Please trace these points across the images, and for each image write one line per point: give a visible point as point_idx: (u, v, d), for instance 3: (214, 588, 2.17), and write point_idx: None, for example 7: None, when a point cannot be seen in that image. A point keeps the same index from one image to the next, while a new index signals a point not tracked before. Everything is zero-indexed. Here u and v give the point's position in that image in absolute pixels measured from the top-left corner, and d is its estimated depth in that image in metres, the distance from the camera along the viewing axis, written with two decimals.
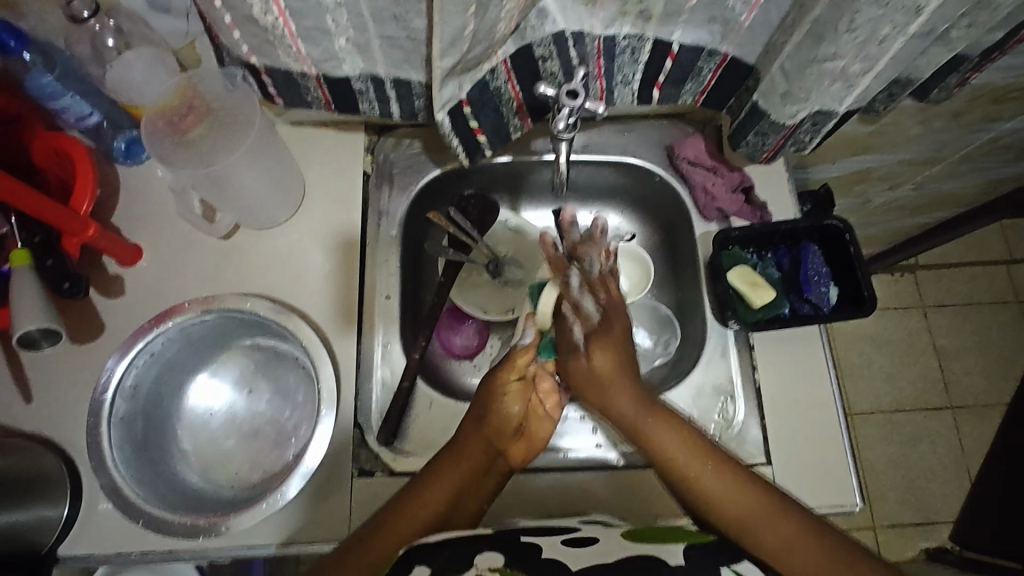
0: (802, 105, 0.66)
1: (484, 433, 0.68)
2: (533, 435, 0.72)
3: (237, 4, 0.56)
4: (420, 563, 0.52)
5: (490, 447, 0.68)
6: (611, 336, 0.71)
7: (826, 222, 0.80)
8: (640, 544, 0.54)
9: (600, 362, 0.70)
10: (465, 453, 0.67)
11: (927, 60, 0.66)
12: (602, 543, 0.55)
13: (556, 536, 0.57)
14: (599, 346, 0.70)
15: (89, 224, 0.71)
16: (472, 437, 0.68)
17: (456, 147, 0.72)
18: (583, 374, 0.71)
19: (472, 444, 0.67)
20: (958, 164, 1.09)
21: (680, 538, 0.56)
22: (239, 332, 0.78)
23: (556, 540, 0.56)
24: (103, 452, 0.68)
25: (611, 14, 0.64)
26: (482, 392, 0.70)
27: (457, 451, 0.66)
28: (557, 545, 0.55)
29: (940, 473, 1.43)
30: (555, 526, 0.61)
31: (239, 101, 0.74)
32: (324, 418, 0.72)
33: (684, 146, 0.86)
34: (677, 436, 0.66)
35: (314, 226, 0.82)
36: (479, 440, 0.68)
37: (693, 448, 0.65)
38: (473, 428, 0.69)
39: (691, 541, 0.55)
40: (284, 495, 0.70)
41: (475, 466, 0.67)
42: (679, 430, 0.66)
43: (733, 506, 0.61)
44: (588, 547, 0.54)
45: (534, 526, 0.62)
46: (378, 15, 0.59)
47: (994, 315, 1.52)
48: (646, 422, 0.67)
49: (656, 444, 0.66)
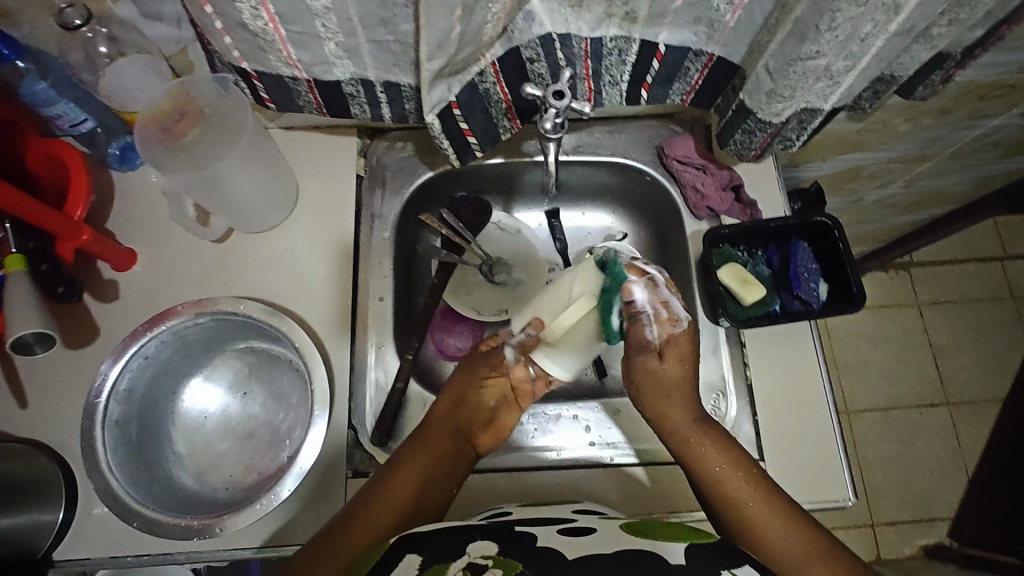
0: (787, 103, 0.67)
1: (451, 417, 0.71)
2: (504, 424, 0.72)
3: (227, 10, 0.57)
4: (416, 557, 0.53)
5: (458, 434, 0.70)
6: (673, 355, 0.70)
7: (815, 219, 0.81)
8: (636, 537, 0.55)
9: (668, 376, 0.70)
10: (434, 440, 0.69)
11: (910, 57, 0.67)
12: (598, 535, 0.55)
13: (551, 526, 0.58)
14: (668, 359, 0.70)
15: (83, 229, 0.72)
16: (442, 424, 0.70)
17: (447, 149, 0.73)
18: (648, 374, 0.70)
19: (444, 427, 0.70)
20: (948, 161, 1.10)
21: (681, 537, 0.56)
22: (233, 335, 0.77)
23: (553, 530, 0.57)
24: (97, 455, 0.66)
25: (597, 16, 0.65)
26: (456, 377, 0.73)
27: (424, 438, 0.69)
28: (552, 535, 0.56)
29: (939, 470, 1.43)
30: (549, 517, 0.62)
31: (231, 106, 0.75)
32: (317, 419, 0.71)
33: (674, 145, 0.87)
34: (741, 471, 0.66)
35: (308, 230, 0.83)
36: (446, 425, 0.70)
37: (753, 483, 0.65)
38: (440, 415, 0.71)
39: (691, 541, 0.55)
40: (278, 495, 0.69)
41: (441, 451, 0.69)
42: (743, 468, 0.66)
43: (768, 527, 0.63)
44: (581, 538, 0.55)
45: (526, 515, 0.63)
46: (367, 19, 0.59)
47: (989, 311, 1.52)
48: (698, 438, 0.68)
49: (698, 455, 0.68)
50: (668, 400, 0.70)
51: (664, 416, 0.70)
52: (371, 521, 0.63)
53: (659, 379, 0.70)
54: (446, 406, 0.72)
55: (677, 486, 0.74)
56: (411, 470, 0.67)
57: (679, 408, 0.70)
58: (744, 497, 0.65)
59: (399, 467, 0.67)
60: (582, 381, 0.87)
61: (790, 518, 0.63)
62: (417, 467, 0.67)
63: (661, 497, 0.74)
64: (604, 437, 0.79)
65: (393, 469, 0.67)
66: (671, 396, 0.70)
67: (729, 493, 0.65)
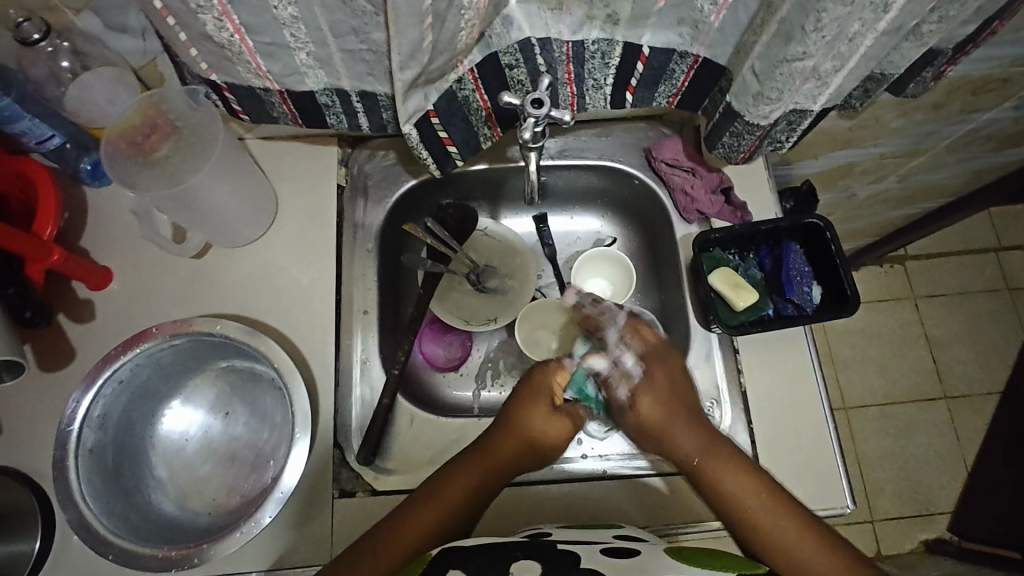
0: (776, 104, 0.65)
1: (518, 438, 0.68)
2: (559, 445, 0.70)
3: (190, 22, 0.55)
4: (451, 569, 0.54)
5: (520, 458, 0.68)
6: (655, 385, 0.70)
7: (807, 220, 0.79)
8: (680, 561, 0.54)
9: (647, 408, 0.69)
10: (496, 453, 0.67)
11: (900, 54, 0.65)
12: (641, 557, 0.55)
13: (592, 547, 0.57)
14: (644, 394, 0.69)
15: (54, 249, 0.69)
16: (508, 443, 0.68)
17: (426, 159, 0.71)
18: (632, 423, 0.71)
19: (509, 450, 0.68)
20: (941, 155, 1.08)
21: (724, 563, 0.55)
22: (213, 355, 0.74)
23: (595, 550, 0.56)
24: (70, 485, 0.63)
25: (578, 19, 0.62)
26: (532, 388, 0.71)
27: (488, 447, 0.68)
28: (595, 554, 0.55)
29: (938, 464, 1.42)
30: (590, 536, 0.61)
31: (204, 119, 0.72)
32: (298, 440, 0.66)
33: (661, 148, 0.85)
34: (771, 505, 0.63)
35: (288, 243, 0.81)
36: (512, 444, 0.68)
37: (800, 522, 0.61)
38: (508, 434, 0.68)
39: (738, 570, 0.54)
40: (259, 522, 0.64)
41: (498, 466, 0.67)
42: (784, 504, 0.63)
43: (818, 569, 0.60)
44: (627, 560, 0.54)
45: (566, 536, 0.62)
46: (338, 29, 0.57)
47: (985, 304, 1.51)
48: (709, 459, 0.66)
49: (709, 472, 0.66)
50: (664, 432, 0.69)
51: (669, 444, 0.68)
52: (410, 530, 0.62)
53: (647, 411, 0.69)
54: (510, 431, 0.68)
55: (669, 502, 0.72)
56: (457, 481, 0.66)
57: (682, 436, 0.68)
58: (780, 534, 0.61)
59: (441, 481, 0.66)
60: None
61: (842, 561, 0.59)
62: (470, 480, 0.66)
63: (658, 512, 0.72)
64: (596, 448, 0.79)
65: (431, 486, 0.66)
66: (664, 427, 0.68)
67: (752, 517, 0.63)
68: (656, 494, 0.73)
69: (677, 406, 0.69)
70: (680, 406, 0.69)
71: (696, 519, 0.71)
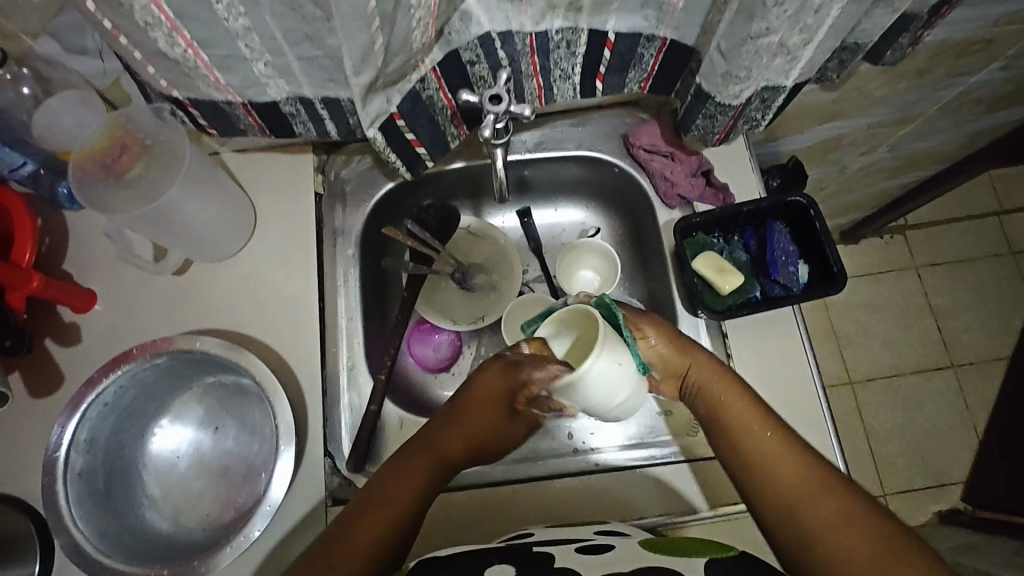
0: (746, 83, 0.64)
1: (466, 429, 0.67)
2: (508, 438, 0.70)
3: (142, 40, 0.54)
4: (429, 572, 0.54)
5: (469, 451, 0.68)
6: (665, 333, 0.67)
7: (789, 199, 0.77)
8: (657, 555, 0.54)
9: (663, 351, 0.67)
10: (440, 446, 0.66)
11: (873, 22, 0.64)
12: (617, 552, 0.55)
13: (568, 546, 0.57)
14: (658, 330, 0.67)
15: (33, 276, 0.70)
16: (454, 436, 0.67)
17: (395, 161, 0.71)
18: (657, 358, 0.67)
19: (455, 442, 0.67)
20: (932, 121, 1.06)
21: (700, 553, 0.55)
22: (198, 371, 0.74)
23: (570, 548, 0.56)
24: (60, 510, 0.63)
25: (539, 9, 0.61)
26: (484, 386, 0.68)
27: (436, 437, 0.66)
28: (570, 553, 0.55)
29: (948, 434, 1.40)
30: (569, 535, 0.61)
31: (173, 135, 0.72)
32: (283, 451, 0.65)
33: (638, 134, 0.84)
34: (783, 447, 0.60)
35: (269, 254, 0.81)
36: (458, 436, 0.67)
37: (801, 459, 0.59)
38: (455, 424, 0.67)
39: (715, 556, 0.54)
40: (249, 536, 0.64)
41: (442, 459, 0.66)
42: (789, 442, 0.60)
43: (816, 506, 0.56)
44: (602, 556, 0.54)
45: (548, 535, 0.62)
46: (291, 36, 0.56)
47: (989, 269, 1.49)
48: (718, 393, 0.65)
49: (720, 411, 0.64)
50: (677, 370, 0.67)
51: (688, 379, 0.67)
52: (368, 521, 0.59)
53: (665, 358, 0.67)
54: (477, 412, 0.68)
55: (657, 492, 0.72)
56: (409, 474, 0.63)
57: (696, 370, 0.66)
58: (794, 484, 0.57)
59: (397, 472, 0.63)
60: None
61: (862, 513, 0.54)
62: (431, 460, 0.65)
63: (649, 503, 0.72)
64: (587, 442, 0.80)
65: (388, 477, 0.63)
66: (676, 365, 0.67)
67: (761, 459, 0.60)
68: (645, 488, 0.73)
69: (699, 349, 0.67)
70: (692, 354, 0.67)
71: (711, 506, 0.71)
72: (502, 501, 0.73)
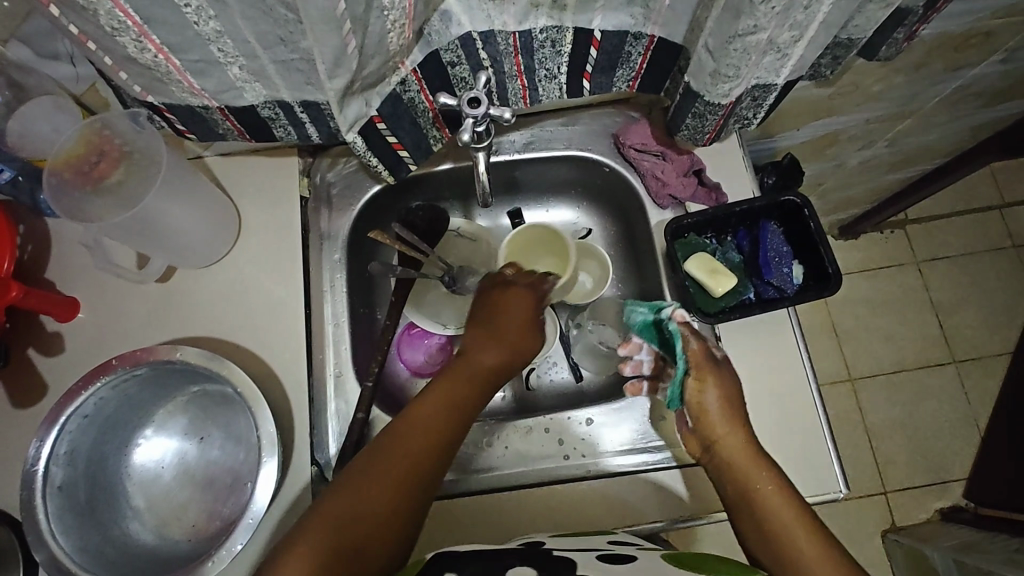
0: (735, 82, 0.62)
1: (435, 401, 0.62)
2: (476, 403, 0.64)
3: (110, 45, 0.53)
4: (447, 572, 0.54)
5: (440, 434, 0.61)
6: (712, 384, 0.65)
7: (784, 199, 0.76)
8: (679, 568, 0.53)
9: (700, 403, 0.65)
10: (408, 433, 0.60)
11: (865, 17, 0.62)
12: (639, 564, 0.53)
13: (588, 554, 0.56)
14: (703, 377, 0.65)
15: (11, 284, 0.70)
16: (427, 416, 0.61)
17: (375, 163, 0.70)
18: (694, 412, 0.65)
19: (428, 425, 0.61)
20: (930, 116, 1.04)
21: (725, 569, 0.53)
22: (181, 381, 0.73)
23: (591, 557, 0.55)
24: (40, 525, 0.62)
25: (523, 8, 0.59)
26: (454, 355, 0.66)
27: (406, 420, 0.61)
28: (591, 560, 0.54)
29: (949, 431, 1.39)
30: (583, 545, 0.60)
31: (150, 141, 0.70)
32: (266, 461, 0.64)
33: (629, 132, 0.81)
34: (794, 513, 0.58)
35: (253, 260, 0.80)
36: (426, 413, 0.61)
37: (813, 532, 0.56)
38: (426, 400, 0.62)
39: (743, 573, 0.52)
40: (231, 549, 0.62)
41: (412, 456, 0.59)
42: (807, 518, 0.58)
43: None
44: (621, 566, 0.53)
45: (561, 544, 0.60)
46: (265, 40, 0.54)
47: (991, 263, 1.46)
48: (733, 450, 0.62)
49: (737, 473, 0.61)
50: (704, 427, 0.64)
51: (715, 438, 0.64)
52: (331, 534, 0.53)
53: (710, 417, 0.64)
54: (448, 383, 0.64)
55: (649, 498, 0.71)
56: (378, 478, 0.57)
57: (721, 429, 0.64)
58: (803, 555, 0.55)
59: (370, 473, 0.57)
60: (561, 390, 0.87)
61: None
62: (405, 462, 0.58)
63: (643, 510, 0.71)
64: (579, 447, 0.76)
65: (360, 483, 0.56)
66: (703, 420, 0.65)
67: (774, 523, 0.57)
68: (640, 493, 0.72)
69: (744, 429, 0.64)
70: (729, 407, 0.64)
71: (707, 511, 0.70)
72: (495, 508, 0.72)
